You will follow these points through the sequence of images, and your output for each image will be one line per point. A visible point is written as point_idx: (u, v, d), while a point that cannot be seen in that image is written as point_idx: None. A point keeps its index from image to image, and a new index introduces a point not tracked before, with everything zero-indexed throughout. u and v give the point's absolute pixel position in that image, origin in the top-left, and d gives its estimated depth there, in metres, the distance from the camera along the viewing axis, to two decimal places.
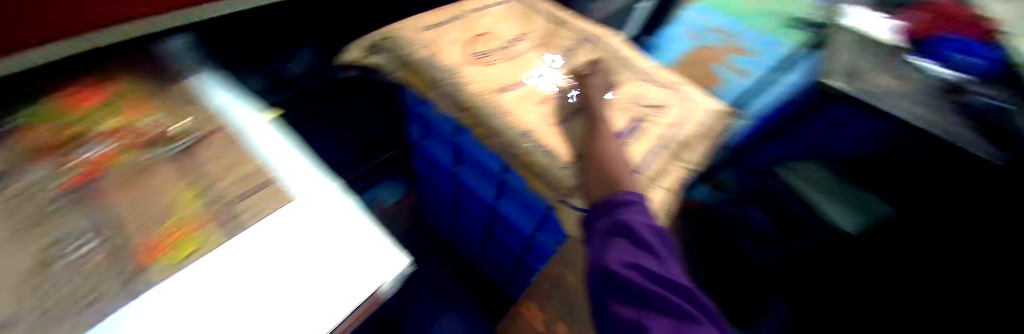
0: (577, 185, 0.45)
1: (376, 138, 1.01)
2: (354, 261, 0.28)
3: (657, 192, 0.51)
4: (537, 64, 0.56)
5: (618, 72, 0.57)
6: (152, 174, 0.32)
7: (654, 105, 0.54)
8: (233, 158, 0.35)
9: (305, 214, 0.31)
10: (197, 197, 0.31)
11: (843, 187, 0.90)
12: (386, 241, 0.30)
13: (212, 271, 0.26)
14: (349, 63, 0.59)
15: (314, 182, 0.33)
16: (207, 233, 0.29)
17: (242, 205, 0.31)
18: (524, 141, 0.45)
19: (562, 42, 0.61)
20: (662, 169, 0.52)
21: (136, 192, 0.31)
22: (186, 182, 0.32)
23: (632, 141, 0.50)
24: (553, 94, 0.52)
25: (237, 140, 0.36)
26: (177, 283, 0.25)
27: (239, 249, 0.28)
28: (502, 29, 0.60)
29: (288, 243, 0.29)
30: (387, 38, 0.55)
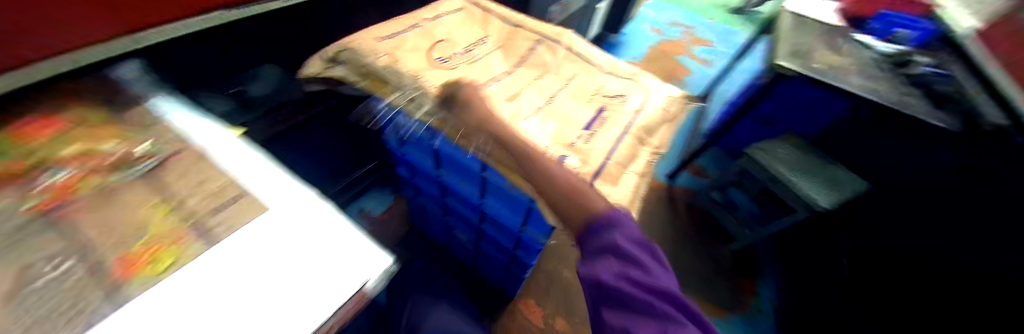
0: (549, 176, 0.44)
1: (356, 151, 1.01)
2: (335, 259, 0.31)
3: (627, 178, 0.48)
4: (499, 66, 0.58)
5: (571, 70, 0.59)
6: (115, 197, 0.32)
7: (612, 96, 0.55)
8: (201, 176, 0.36)
9: (286, 223, 0.33)
10: (169, 215, 0.32)
11: (808, 162, 1.12)
12: (366, 240, 0.33)
13: (193, 278, 0.28)
14: (307, 77, 0.59)
15: (293, 191, 0.36)
16: (183, 246, 0.30)
17: (218, 218, 0.32)
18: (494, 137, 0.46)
19: (520, 45, 0.63)
20: (628, 155, 0.50)
21: (99, 214, 0.31)
22: (155, 202, 0.33)
23: (592, 130, 0.49)
24: (517, 91, 0.53)
25: (203, 159, 0.37)
26: (174, 293, 0.27)
27: (225, 258, 0.29)
28: (462, 34, 0.62)
29: (275, 251, 0.31)
30: (345, 50, 0.55)
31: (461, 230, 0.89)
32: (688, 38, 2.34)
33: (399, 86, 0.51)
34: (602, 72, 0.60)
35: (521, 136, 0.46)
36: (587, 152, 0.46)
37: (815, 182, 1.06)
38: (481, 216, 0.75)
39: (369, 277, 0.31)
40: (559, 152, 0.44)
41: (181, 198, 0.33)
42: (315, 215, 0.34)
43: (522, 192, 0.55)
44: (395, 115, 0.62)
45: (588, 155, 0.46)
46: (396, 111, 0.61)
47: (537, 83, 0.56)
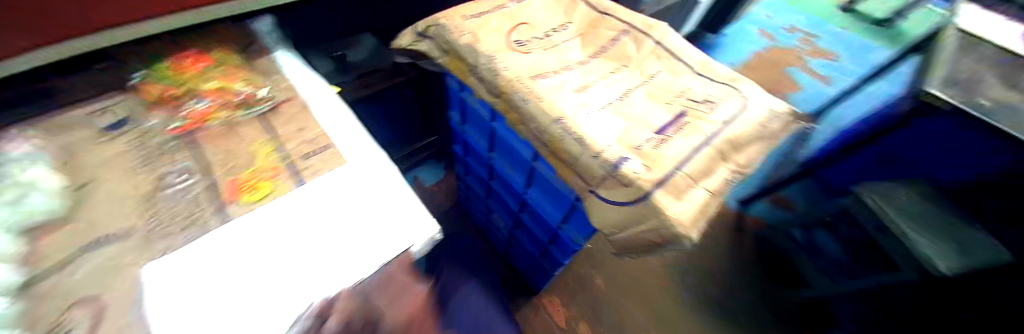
0: (608, 175, 0.41)
1: (420, 123, 1.08)
2: (388, 220, 0.33)
3: (702, 193, 0.41)
4: (577, 55, 0.55)
5: (659, 68, 0.53)
6: (236, 131, 0.39)
7: (700, 102, 0.49)
8: (301, 123, 0.41)
9: (354, 177, 0.36)
10: (272, 153, 0.37)
11: (949, 222, 0.87)
12: (419, 205, 0.35)
13: (281, 209, 0.33)
14: (398, 48, 0.64)
15: (365, 149, 0.39)
16: (276, 182, 0.35)
17: (308, 162, 0.37)
18: (556, 127, 0.44)
19: (604, 35, 0.59)
20: (708, 168, 0.43)
21: (222, 143, 0.38)
22: (263, 140, 0.39)
23: (669, 135, 0.44)
24: (592, 83, 0.50)
25: (304, 109, 0.42)
26: (265, 221, 0.32)
27: (304, 200, 0.34)
28: (545, 18, 0.60)
29: (342, 201, 0.34)
30: (433, 25, 0.57)
31: (502, 215, 0.90)
32: (803, 48, 1.98)
33: (473, 64, 0.52)
34: (694, 73, 0.53)
35: (584, 130, 0.43)
36: (654, 158, 0.41)
37: (944, 246, 0.82)
38: (522, 205, 0.75)
39: (415, 243, 0.33)
40: (622, 153, 0.40)
41: (280, 139, 0.39)
42: (379, 174, 0.37)
43: (569, 188, 0.52)
44: (464, 93, 0.63)
45: (656, 161, 0.40)
46: (465, 89, 0.62)
47: (615, 78, 0.51)
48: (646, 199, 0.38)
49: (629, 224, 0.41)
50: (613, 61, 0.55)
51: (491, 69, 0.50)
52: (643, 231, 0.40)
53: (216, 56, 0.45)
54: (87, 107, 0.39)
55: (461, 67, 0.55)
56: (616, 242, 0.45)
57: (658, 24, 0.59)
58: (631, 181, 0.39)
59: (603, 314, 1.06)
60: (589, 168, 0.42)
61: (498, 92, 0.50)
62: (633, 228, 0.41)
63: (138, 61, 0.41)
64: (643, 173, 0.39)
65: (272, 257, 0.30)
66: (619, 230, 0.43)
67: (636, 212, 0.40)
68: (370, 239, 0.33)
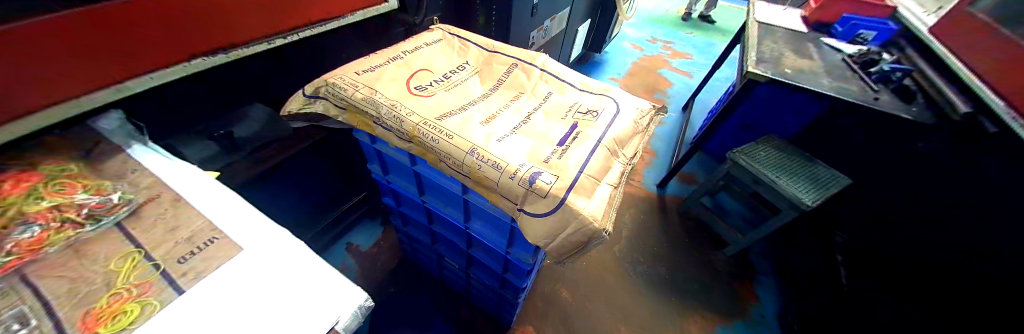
0: (525, 190, 0.45)
1: (344, 185, 1.01)
2: (306, 297, 0.31)
3: (604, 188, 0.48)
4: (475, 90, 0.60)
5: (545, 92, 0.61)
6: (84, 250, 0.32)
7: (584, 113, 0.57)
8: (175, 222, 0.36)
9: (257, 267, 0.33)
10: (137, 266, 0.32)
11: (793, 162, 1.16)
12: (340, 276, 0.33)
13: (162, 325, 0.28)
14: (289, 114, 0.60)
15: (267, 231, 0.36)
16: (147, 298, 0.29)
17: (187, 265, 0.32)
18: (469, 158, 0.47)
19: (496, 72, 0.65)
20: (603, 166, 0.50)
21: (65, 269, 0.31)
22: (125, 254, 0.33)
23: (566, 146, 0.50)
24: (492, 112, 0.55)
25: (175, 205, 0.38)
26: None
27: (190, 311, 0.29)
28: (441, 63, 0.65)
29: (244, 298, 0.30)
30: (323, 84, 0.56)
31: (451, 257, 0.87)
32: (666, 53, 2.46)
33: (377, 116, 0.52)
34: (574, 92, 0.63)
35: (496, 156, 0.46)
36: (559, 167, 0.46)
37: (799, 180, 1.08)
38: (468, 240, 0.74)
39: (341, 316, 0.31)
40: (532, 170, 0.45)
41: (153, 242, 0.34)
42: (288, 253, 0.34)
43: (501, 212, 0.54)
44: (378, 144, 0.62)
45: (561, 170, 0.46)
46: (377, 140, 0.62)
47: (511, 105, 0.58)
48: (560, 207, 0.43)
49: (556, 232, 0.45)
50: (507, 90, 0.61)
51: (397, 119, 0.51)
52: (569, 234, 0.44)
53: (43, 171, 0.38)
54: None
55: (364, 120, 0.55)
56: (552, 252, 0.48)
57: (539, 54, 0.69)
58: (545, 193, 0.44)
59: (574, 326, 1.06)
60: (510, 188, 0.46)
61: (411, 139, 0.51)
62: (560, 235, 0.45)
63: None
64: (554, 183, 0.44)
65: None
66: (550, 240, 0.46)
67: (555, 220, 0.44)
68: (282, 327, 0.29)
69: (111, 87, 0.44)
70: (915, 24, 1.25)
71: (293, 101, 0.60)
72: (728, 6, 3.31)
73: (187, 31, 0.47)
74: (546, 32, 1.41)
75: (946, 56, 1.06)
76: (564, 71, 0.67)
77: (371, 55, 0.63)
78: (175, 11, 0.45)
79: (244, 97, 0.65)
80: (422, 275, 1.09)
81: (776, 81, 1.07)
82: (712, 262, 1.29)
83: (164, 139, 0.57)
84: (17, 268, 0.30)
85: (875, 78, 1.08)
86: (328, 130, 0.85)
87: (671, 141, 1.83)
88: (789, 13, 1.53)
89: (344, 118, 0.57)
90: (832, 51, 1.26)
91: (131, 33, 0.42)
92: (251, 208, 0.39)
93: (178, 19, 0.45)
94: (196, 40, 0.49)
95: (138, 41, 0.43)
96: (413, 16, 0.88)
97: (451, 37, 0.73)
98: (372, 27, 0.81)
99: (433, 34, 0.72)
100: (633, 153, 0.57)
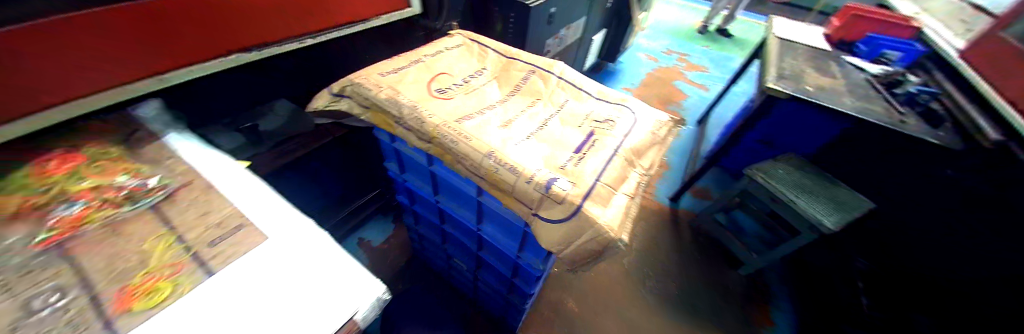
0: (542, 196, 0.44)
1: (360, 181, 1.03)
2: (328, 286, 0.32)
3: (620, 198, 0.47)
4: (492, 94, 0.61)
5: (563, 100, 0.61)
6: (119, 229, 0.34)
7: (601, 121, 0.57)
8: (205, 206, 0.37)
9: (283, 253, 0.33)
10: (171, 246, 0.33)
11: (815, 181, 1.12)
12: (361, 268, 0.34)
13: (192, 304, 0.28)
14: (315, 110, 0.62)
15: (293, 221, 0.37)
16: (179, 277, 0.30)
17: (217, 249, 0.33)
18: (487, 161, 0.47)
19: (513, 78, 0.66)
20: (619, 175, 0.49)
21: (100, 246, 0.32)
22: (161, 233, 0.34)
23: (583, 154, 0.50)
24: (509, 117, 0.55)
25: (207, 191, 0.39)
26: (173, 324, 0.27)
27: (218, 293, 0.29)
28: (461, 67, 0.66)
29: (269, 284, 0.31)
30: (349, 84, 0.58)
31: (460, 258, 0.87)
32: (682, 65, 2.44)
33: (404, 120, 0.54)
34: (591, 101, 0.62)
35: (512, 160, 0.47)
36: (576, 175, 0.46)
37: (821, 201, 1.04)
38: (479, 242, 0.74)
39: (360, 307, 0.31)
40: (548, 175, 0.45)
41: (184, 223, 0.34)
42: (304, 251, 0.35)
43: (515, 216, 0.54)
44: (396, 143, 0.63)
45: (578, 177, 0.46)
46: (396, 139, 0.63)
47: (529, 110, 0.58)
48: (577, 214, 0.43)
49: (571, 239, 0.44)
50: (524, 96, 0.61)
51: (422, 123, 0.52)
52: (584, 242, 0.44)
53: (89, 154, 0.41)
54: None
55: (384, 119, 0.56)
56: (565, 259, 0.47)
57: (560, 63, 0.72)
58: (562, 199, 0.43)
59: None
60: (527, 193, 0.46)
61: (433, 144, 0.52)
62: (575, 243, 0.44)
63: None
64: (571, 190, 0.44)
65: None
66: (565, 246, 0.45)
67: (572, 227, 0.44)
68: (305, 315, 0.29)
69: (151, 78, 0.46)
70: (943, 46, 1.22)
71: (320, 98, 0.62)
72: (744, 20, 3.27)
73: (225, 29, 0.50)
74: (562, 41, 1.43)
75: (970, 76, 1.03)
76: (581, 80, 0.67)
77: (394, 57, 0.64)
78: (217, 10, 0.47)
79: (272, 92, 0.68)
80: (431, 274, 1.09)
81: (797, 99, 1.04)
82: (725, 281, 1.25)
83: (198, 128, 0.61)
84: (58, 243, 0.32)
85: (902, 99, 1.05)
86: (348, 128, 0.87)
87: (686, 154, 1.80)
88: (811, 30, 1.50)
89: (366, 117, 0.58)
90: (856, 70, 1.23)
91: (172, 27, 0.44)
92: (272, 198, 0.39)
93: (219, 18, 0.48)
94: (232, 37, 0.51)
95: (180, 35, 0.46)
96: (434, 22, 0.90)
97: (471, 43, 0.74)
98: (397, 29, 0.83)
99: (454, 39, 0.74)
100: (650, 164, 0.56)
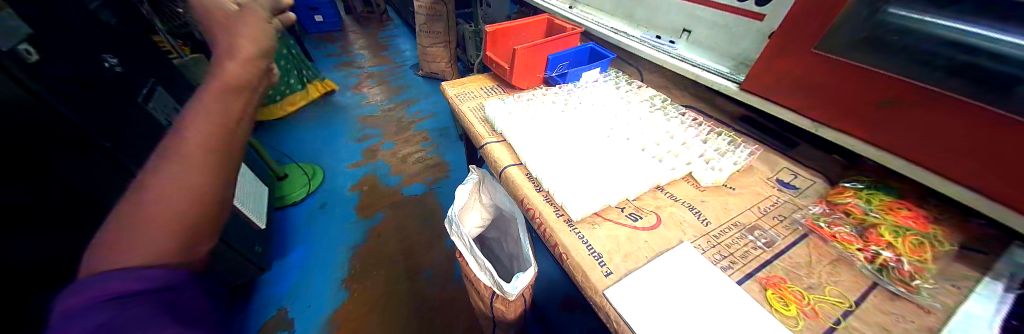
0: (824, 300, 0.49)
1: None
2: (745, 317, 0.48)
3: (925, 314, 0.47)
4: (726, 172, 0.70)
5: (782, 195, 0.68)
6: (526, 179, 0.73)
7: (825, 226, 0.59)
8: (536, 181, 0.73)
9: (675, 273, 0.53)
10: (541, 194, 0.69)
11: None
12: (776, 321, 0.47)
13: (624, 292, 0.50)
14: (564, 111, 0.91)
15: (594, 205, 0.63)
16: (556, 230, 0.61)
17: (576, 223, 0.62)
18: (712, 230, 0.61)
19: (744, 154, 0.74)
20: (856, 283, 0.52)
21: (525, 192, 0.70)
22: (538, 187, 0.71)
23: (809, 257, 0.56)
24: (731, 200, 0.67)
25: (526, 174, 0.74)
26: (652, 303, 0.49)
27: (641, 291, 0.50)
28: (678, 132, 0.81)
29: (688, 298, 0.50)
30: (589, 123, 0.86)
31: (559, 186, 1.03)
32: None
33: (726, 186, 0.70)
34: (800, 198, 0.67)
35: (726, 251, 0.57)
36: (827, 292, 0.51)
37: None
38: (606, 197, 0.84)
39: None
40: (752, 278, 0.53)
41: (633, 213, 0.64)
42: (732, 278, 0.53)
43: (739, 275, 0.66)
44: None
45: (837, 292, 0.51)
46: None
47: (745, 196, 0.67)
48: (895, 323, 0.46)
49: None
50: (740, 175, 0.72)
51: (772, 202, 0.66)
52: None
53: (487, 130, 0.88)
54: (500, 162, 0.79)
55: (610, 155, 0.76)
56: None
57: (827, 150, 0.75)
58: (814, 308, 0.49)
59: None
60: (835, 272, 0.53)
61: (806, 229, 0.60)
62: None
63: (490, 134, 0.87)
64: (820, 311, 0.48)
65: (691, 318, 0.48)
66: None
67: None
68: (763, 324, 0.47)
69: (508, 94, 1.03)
70: None
71: (567, 110, 0.91)
72: None
73: (531, 63, 1.01)
74: None
75: None
76: (788, 170, 0.73)
77: (617, 115, 0.88)
78: (532, 54, 0.99)
79: (523, 86, 1.06)
80: (558, 272, 1.19)
81: None
82: None
83: (496, 89, 1.07)
84: (506, 171, 0.76)
85: None
86: None
87: None
88: None
89: (592, 143, 0.80)
90: None
91: (519, 59, 0.97)
92: (697, 224, 0.62)
93: (531, 57, 1.00)
94: (533, 67, 1.03)
95: (519, 67, 1.00)
96: (631, 66, 1.14)
97: (680, 110, 0.90)
98: (654, 79, 1.07)
99: (665, 105, 0.92)
100: (958, 282, 0.51)
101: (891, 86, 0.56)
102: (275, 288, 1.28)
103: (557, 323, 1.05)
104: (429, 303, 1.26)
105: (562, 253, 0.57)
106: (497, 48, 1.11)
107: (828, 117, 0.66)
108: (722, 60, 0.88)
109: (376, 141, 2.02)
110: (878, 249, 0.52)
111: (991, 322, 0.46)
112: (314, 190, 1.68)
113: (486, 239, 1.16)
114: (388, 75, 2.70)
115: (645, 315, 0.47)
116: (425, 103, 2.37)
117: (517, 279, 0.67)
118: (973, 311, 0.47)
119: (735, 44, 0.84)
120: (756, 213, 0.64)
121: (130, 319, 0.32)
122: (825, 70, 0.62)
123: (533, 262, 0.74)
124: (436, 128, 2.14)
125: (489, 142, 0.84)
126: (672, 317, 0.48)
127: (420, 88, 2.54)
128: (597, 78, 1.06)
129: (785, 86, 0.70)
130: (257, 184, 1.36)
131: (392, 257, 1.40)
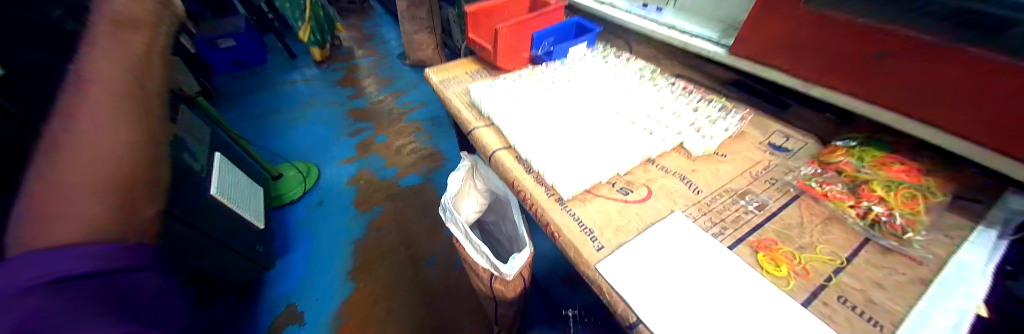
0: (816, 259, 0.49)
1: None
2: (734, 281, 0.48)
3: (918, 265, 0.47)
4: (718, 139, 0.69)
5: (775, 158, 0.67)
6: (516, 162, 0.72)
7: (818, 187, 0.58)
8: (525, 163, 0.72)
9: (666, 243, 0.53)
10: (530, 176, 0.68)
11: None
12: (765, 282, 0.47)
13: (612, 265, 0.50)
14: (552, 89, 0.89)
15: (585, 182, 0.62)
16: (546, 210, 0.60)
17: (567, 202, 0.61)
18: (704, 198, 0.61)
19: (735, 120, 0.73)
20: (849, 240, 0.51)
21: (514, 174, 0.69)
22: (527, 169, 0.70)
23: (802, 219, 0.55)
24: (722, 167, 0.66)
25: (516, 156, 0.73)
26: (640, 273, 0.49)
27: (630, 263, 0.50)
28: (668, 102, 0.79)
29: (681, 266, 0.50)
30: (577, 99, 0.84)
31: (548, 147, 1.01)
32: None
33: (718, 154, 0.69)
34: (792, 160, 0.66)
35: (718, 217, 0.57)
36: (820, 251, 0.50)
37: None
38: None
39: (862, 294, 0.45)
40: (744, 242, 0.53)
41: (624, 187, 0.64)
42: (724, 244, 0.53)
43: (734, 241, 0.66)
44: None
45: (830, 249, 0.50)
46: None
47: (737, 162, 0.67)
48: (887, 276, 0.46)
49: None
50: (731, 142, 0.71)
51: (763, 166, 0.65)
52: None
53: (474, 115, 0.87)
54: (488, 147, 0.78)
55: (601, 130, 0.74)
56: None
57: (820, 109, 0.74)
58: (805, 268, 0.48)
59: None
60: (827, 231, 0.53)
61: (798, 190, 0.60)
62: None
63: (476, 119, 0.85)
64: (812, 271, 0.48)
65: (684, 285, 0.48)
66: None
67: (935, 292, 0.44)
68: (753, 286, 0.47)
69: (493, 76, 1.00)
70: None
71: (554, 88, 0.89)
72: None
73: (515, 41, 0.98)
74: None
75: None
76: (780, 133, 0.72)
77: (606, 90, 0.86)
78: (517, 31, 0.95)
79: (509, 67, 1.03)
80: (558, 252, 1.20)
81: None
82: None
83: (481, 73, 1.04)
84: (495, 155, 0.75)
85: None
86: None
87: None
88: None
89: (582, 119, 0.78)
90: None
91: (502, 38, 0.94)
92: (688, 193, 0.62)
93: (516, 33, 0.96)
94: (517, 45, 0.99)
95: (503, 46, 0.96)
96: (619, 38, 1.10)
97: (670, 80, 0.88)
98: (643, 50, 1.03)
99: (654, 76, 0.90)
100: (952, 233, 0.50)
101: (880, 37, 0.54)
102: (281, 287, 1.30)
103: (559, 300, 1.06)
104: (432, 290, 1.28)
105: (554, 232, 0.57)
106: (479, 29, 1.07)
107: (818, 75, 0.65)
108: (710, 25, 0.85)
109: (368, 135, 1.99)
110: (869, 205, 0.52)
111: (983, 269, 0.46)
112: (310, 189, 1.67)
113: (484, 225, 1.16)
114: (375, 67, 2.64)
115: (635, 285, 0.48)
116: (414, 94, 2.33)
117: (512, 260, 0.67)
118: (965, 260, 0.47)
119: (722, 7, 0.82)
120: (749, 178, 0.63)
121: (57, 301, 0.49)
122: (814, 26, 0.60)
123: (528, 242, 0.74)
124: (428, 117, 2.11)
125: (475, 128, 0.82)
126: (663, 286, 0.48)
127: (409, 78, 2.48)
128: (584, 53, 1.03)
129: (773, 46, 0.68)
130: (251, 186, 1.35)
131: (393, 249, 1.41)
